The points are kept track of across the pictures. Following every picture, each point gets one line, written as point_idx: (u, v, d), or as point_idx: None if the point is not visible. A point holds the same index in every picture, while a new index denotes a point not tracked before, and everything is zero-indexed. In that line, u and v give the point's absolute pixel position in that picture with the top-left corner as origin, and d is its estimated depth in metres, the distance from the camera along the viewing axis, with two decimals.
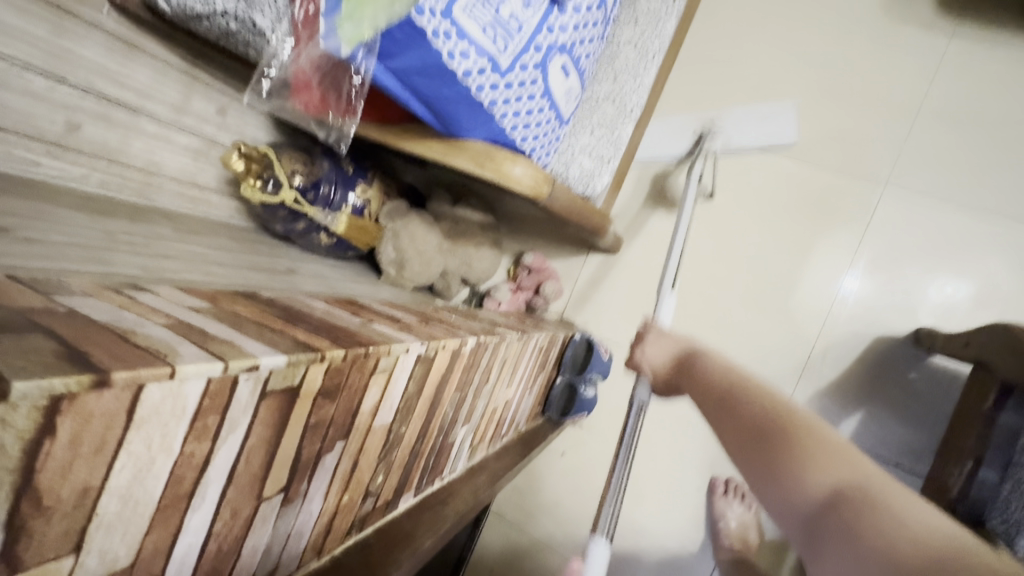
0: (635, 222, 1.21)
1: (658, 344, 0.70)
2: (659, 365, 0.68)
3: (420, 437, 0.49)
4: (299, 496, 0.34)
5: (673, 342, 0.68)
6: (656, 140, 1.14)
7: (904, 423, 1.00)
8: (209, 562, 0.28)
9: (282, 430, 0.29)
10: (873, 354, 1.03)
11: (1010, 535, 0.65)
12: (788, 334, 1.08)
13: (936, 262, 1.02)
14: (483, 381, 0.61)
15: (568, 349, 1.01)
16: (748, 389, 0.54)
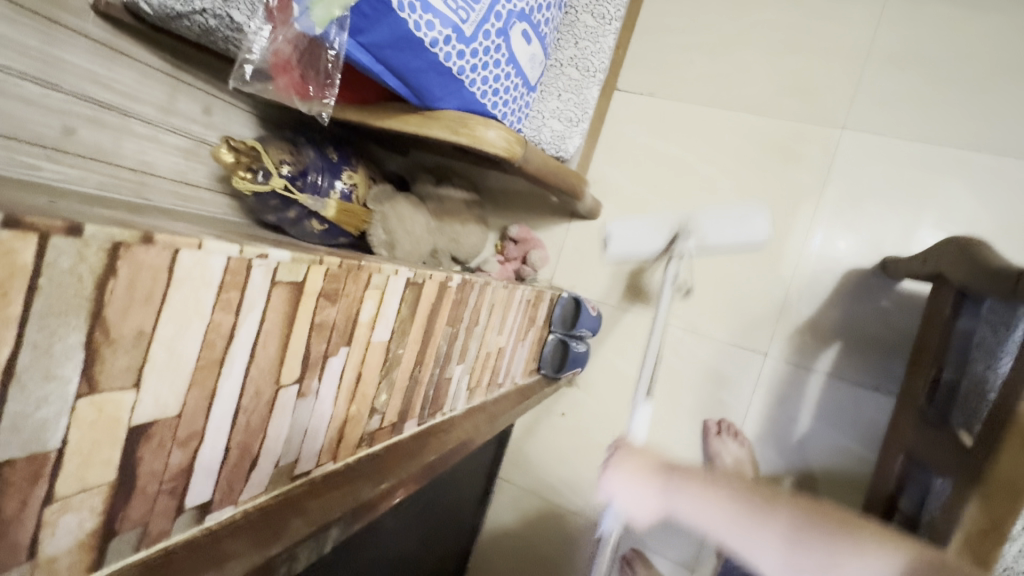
0: (612, 187, 1.27)
1: (623, 476, 0.69)
2: (625, 480, 0.69)
3: (417, 364, 0.54)
4: (312, 394, 0.39)
5: (624, 469, 0.69)
6: (625, 243, 1.24)
7: (881, 350, 1.05)
8: (241, 434, 0.33)
9: (293, 321, 0.34)
10: (845, 288, 1.08)
11: (968, 424, 0.71)
12: (765, 277, 1.14)
13: (896, 195, 1.07)
14: (473, 323, 0.66)
15: (557, 306, 1.08)
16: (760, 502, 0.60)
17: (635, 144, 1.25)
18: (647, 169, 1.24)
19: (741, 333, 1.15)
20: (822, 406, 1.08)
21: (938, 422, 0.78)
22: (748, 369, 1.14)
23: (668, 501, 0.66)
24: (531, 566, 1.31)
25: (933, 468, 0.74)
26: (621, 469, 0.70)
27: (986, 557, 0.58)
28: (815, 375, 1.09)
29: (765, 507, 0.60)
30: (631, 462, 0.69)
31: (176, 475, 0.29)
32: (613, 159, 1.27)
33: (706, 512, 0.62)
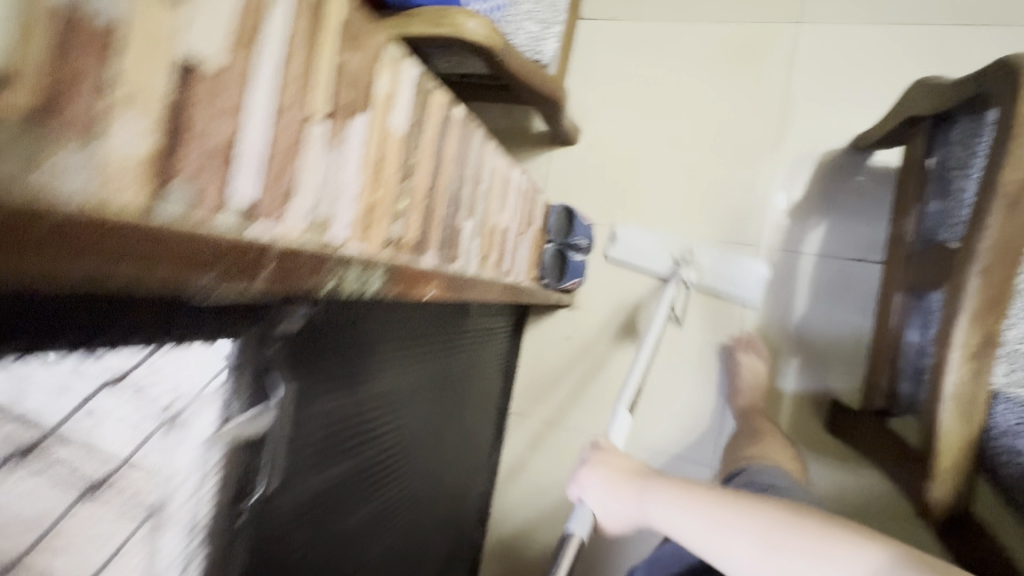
0: (590, 111, 1.28)
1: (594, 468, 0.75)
2: (596, 470, 0.74)
3: (431, 187, 0.55)
4: (340, 145, 0.39)
5: (596, 467, 0.74)
6: (631, 246, 1.23)
7: (863, 221, 1.11)
8: (279, 144, 0.33)
9: (318, 43, 0.35)
10: (822, 170, 1.14)
11: (951, 231, 0.74)
12: (746, 172, 1.18)
13: (855, 76, 1.13)
14: (477, 178, 0.67)
15: (551, 215, 1.09)
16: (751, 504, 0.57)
17: (605, 65, 1.28)
18: (621, 87, 1.27)
19: (729, 229, 1.18)
20: (818, 282, 1.12)
21: (924, 247, 0.82)
22: (742, 261, 1.17)
23: (639, 507, 0.67)
24: (552, 498, 1.29)
25: (930, 288, 0.77)
26: (597, 466, 0.75)
27: (993, 328, 0.61)
28: (805, 255, 1.14)
29: (736, 519, 0.56)
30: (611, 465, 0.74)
31: (220, 146, 0.29)
32: (586, 82, 1.29)
33: (678, 518, 0.61)
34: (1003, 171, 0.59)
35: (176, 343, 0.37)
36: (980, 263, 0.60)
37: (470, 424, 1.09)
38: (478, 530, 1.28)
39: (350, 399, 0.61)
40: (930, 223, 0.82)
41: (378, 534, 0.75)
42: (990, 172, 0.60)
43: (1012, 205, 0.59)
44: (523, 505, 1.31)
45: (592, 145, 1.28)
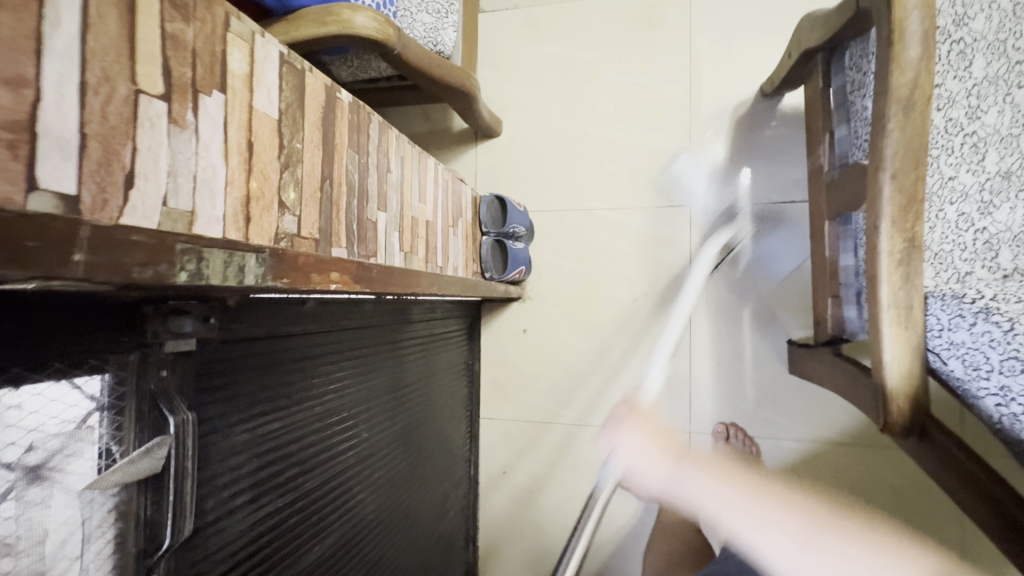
0: (506, 100, 1.27)
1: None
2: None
3: (326, 176, 0.51)
4: (190, 129, 0.35)
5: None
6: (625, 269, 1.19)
7: (785, 165, 1.14)
8: (97, 125, 0.29)
9: (133, 7, 0.31)
10: (738, 122, 1.16)
11: (860, 148, 0.77)
12: (668, 136, 1.20)
13: (752, 28, 1.17)
14: (385, 168, 0.64)
15: (482, 206, 1.06)
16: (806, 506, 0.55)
17: (514, 53, 1.27)
18: (533, 72, 1.26)
19: (662, 193, 1.19)
20: (753, 229, 1.14)
21: (839, 173, 0.84)
22: (678, 223, 1.18)
23: (670, 483, 0.66)
24: (537, 499, 1.24)
25: (852, 209, 0.78)
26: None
27: (914, 231, 0.62)
28: (738, 206, 1.16)
29: (772, 503, 0.56)
30: (644, 429, 0.75)
31: (9, 124, 0.25)
32: (497, 73, 1.28)
33: (712, 494, 0.60)
34: (892, 78, 0.60)
35: (18, 383, 0.32)
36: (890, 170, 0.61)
37: (436, 435, 1.04)
38: (467, 547, 1.22)
39: (279, 422, 0.56)
40: (840, 149, 0.85)
41: (339, 564, 0.69)
42: (882, 82, 0.61)
43: (906, 108, 0.60)
44: (509, 512, 1.26)
45: (515, 134, 1.27)
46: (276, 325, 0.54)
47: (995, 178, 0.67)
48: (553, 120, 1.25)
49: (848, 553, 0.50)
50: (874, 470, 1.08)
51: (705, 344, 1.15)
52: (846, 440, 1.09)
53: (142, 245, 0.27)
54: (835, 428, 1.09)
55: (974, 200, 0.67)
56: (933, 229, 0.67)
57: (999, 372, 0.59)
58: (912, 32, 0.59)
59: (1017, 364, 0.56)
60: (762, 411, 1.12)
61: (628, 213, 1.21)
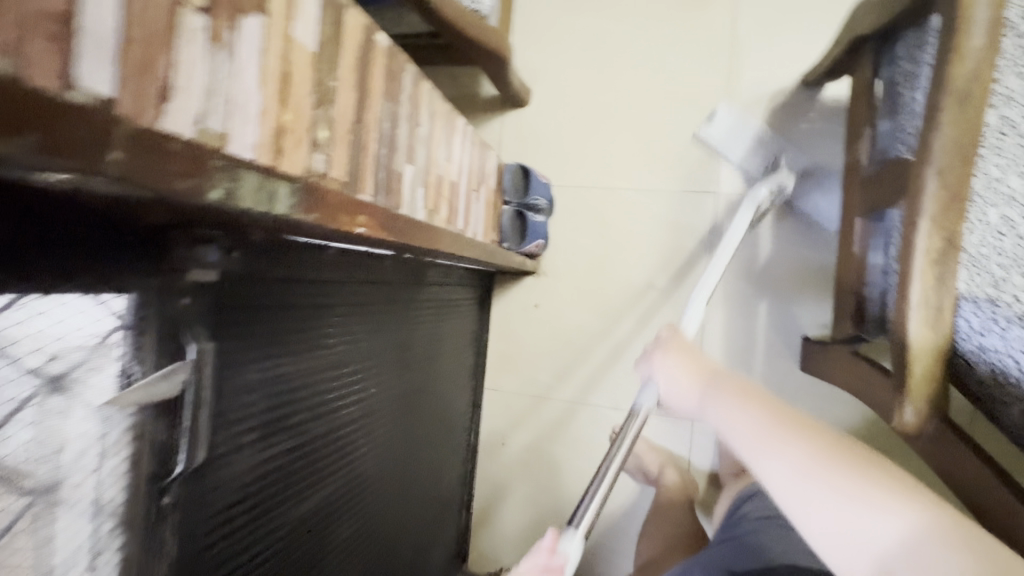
0: (538, 69, 1.24)
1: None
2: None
3: (358, 120, 0.50)
4: (228, 49, 0.34)
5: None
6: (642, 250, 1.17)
7: (819, 159, 1.11)
8: (139, 30, 0.28)
9: None
10: (775, 110, 1.13)
11: (904, 143, 0.74)
12: (701, 119, 1.17)
13: (800, 11, 1.12)
14: (415, 121, 0.63)
15: (505, 175, 1.05)
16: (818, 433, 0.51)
17: (549, 21, 1.24)
18: (568, 42, 1.23)
19: (688, 178, 1.17)
20: (779, 222, 1.12)
21: (878, 168, 0.81)
22: (702, 210, 1.16)
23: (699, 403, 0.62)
24: (535, 472, 1.26)
25: (888, 205, 0.76)
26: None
27: (954, 230, 0.60)
28: (766, 198, 1.13)
29: (800, 431, 0.51)
30: (681, 352, 0.69)
31: (52, 14, 0.24)
32: (531, 40, 1.24)
33: (735, 417, 0.55)
34: (952, 66, 0.57)
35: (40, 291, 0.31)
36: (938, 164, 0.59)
37: (440, 400, 1.05)
38: (462, 512, 1.24)
39: (292, 365, 0.56)
40: (882, 143, 0.82)
41: (340, 511, 0.70)
42: (941, 70, 0.58)
43: (962, 100, 0.58)
44: (507, 482, 1.27)
45: (543, 105, 1.24)
46: (296, 268, 0.53)
47: None
48: (584, 93, 1.22)
49: (844, 496, 0.46)
50: None
51: (718, 334, 1.14)
52: None
53: (179, 153, 0.28)
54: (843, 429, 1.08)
55: (1018, 204, 0.65)
56: (971, 232, 0.64)
57: None
58: (980, 20, 0.56)
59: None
60: None
61: (652, 195, 1.18)
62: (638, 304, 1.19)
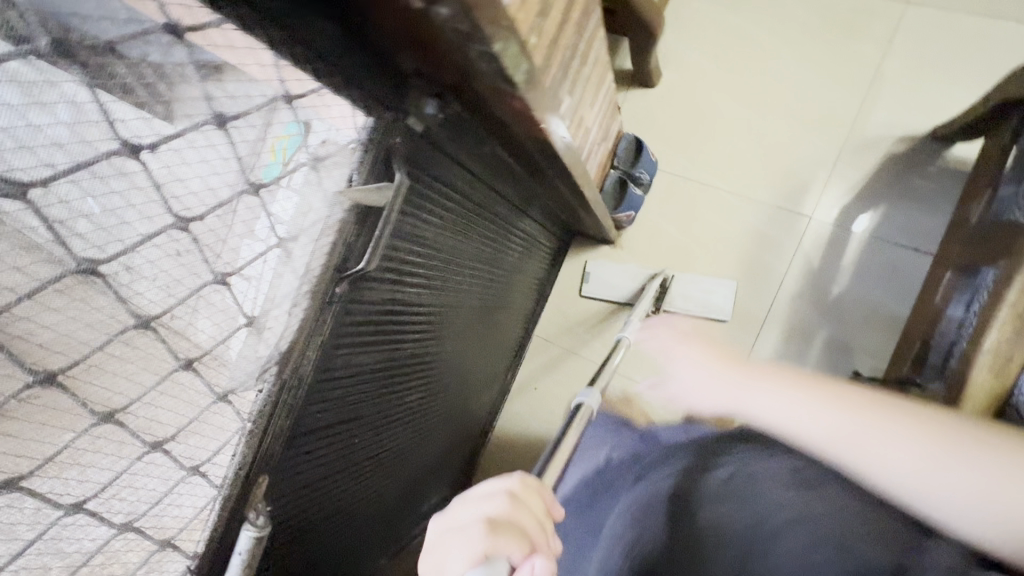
0: (675, 56, 1.28)
1: (477, 488, 0.45)
2: (496, 503, 0.42)
3: (556, 41, 0.58)
4: None
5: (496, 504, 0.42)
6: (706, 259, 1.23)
7: (925, 212, 1.12)
8: None
9: None
10: (896, 154, 1.14)
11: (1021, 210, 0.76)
12: (819, 144, 1.19)
13: (954, 65, 1.12)
14: (584, 60, 0.70)
15: (621, 143, 1.11)
16: (850, 396, 0.56)
17: (700, 13, 1.27)
18: (711, 38, 1.26)
19: (789, 197, 1.20)
20: (864, 262, 1.14)
21: (988, 228, 0.83)
22: (793, 231, 1.19)
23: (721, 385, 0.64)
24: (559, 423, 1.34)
25: (986, 264, 0.79)
26: (506, 501, 0.43)
27: None
28: (860, 236, 1.15)
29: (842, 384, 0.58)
30: (702, 346, 0.70)
31: None
32: (677, 26, 1.28)
33: (772, 396, 0.58)
34: None
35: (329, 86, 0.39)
36: None
37: (500, 325, 1.13)
38: (479, 437, 1.33)
39: (427, 233, 0.65)
40: (998, 207, 0.84)
41: (412, 378, 0.80)
42: None
43: None
44: (528, 424, 1.36)
45: (670, 91, 1.28)
46: (460, 151, 0.61)
47: None
48: (713, 90, 1.26)
49: (887, 428, 0.53)
50: None
51: (769, 348, 1.18)
52: None
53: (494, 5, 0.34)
54: None
55: None
56: None
57: None
58: None
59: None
60: None
61: (747, 203, 1.22)
62: None
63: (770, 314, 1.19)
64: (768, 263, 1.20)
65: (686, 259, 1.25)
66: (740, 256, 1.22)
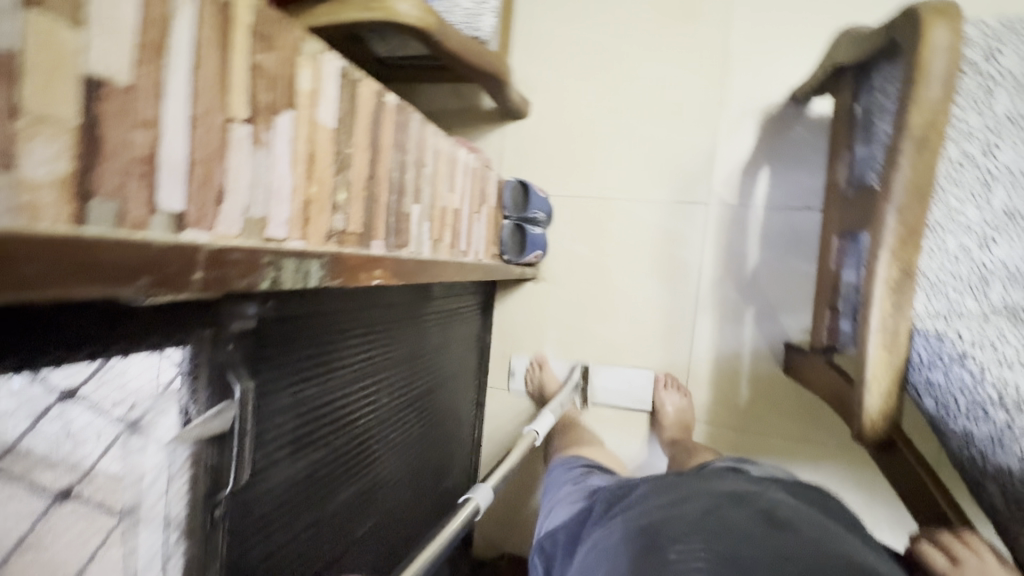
0: (538, 82, 1.29)
1: None
2: None
3: (371, 177, 0.56)
4: (267, 145, 0.40)
5: None
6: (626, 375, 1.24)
7: (807, 171, 1.16)
8: (201, 152, 0.34)
9: (229, 45, 0.36)
10: (765, 122, 1.17)
11: (873, 173, 0.80)
12: (694, 131, 1.21)
13: (791, 27, 1.16)
14: (421, 163, 0.69)
15: (506, 191, 1.10)
16: None
17: (550, 34, 1.27)
18: (567, 56, 1.27)
19: (681, 189, 1.22)
20: (765, 231, 1.18)
21: (853, 192, 0.86)
22: (694, 219, 1.21)
23: None
24: (537, 467, 1.32)
25: (860, 229, 0.82)
26: None
27: (910, 262, 0.66)
28: (756, 208, 1.18)
29: None
30: None
31: (142, 159, 0.30)
32: (532, 53, 1.28)
33: None
34: (911, 115, 0.64)
35: (126, 352, 0.38)
36: (896, 202, 0.66)
37: (447, 401, 1.12)
38: None
39: (313, 389, 0.63)
40: (858, 168, 0.86)
41: (358, 511, 0.77)
42: (901, 116, 0.65)
43: (920, 146, 0.64)
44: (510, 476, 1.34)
45: (543, 117, 1.29)
46: (316, 303, 0.60)
47: (995, 216, 0.71)
48: (583, 106, 1.26)
49: None
50: (871, 474, 1.12)
51: (706, 337, 1.21)
52: (832, 440, 1.14)
53: (240, 261, 0.32)
54: (828, 428, 1.14)
55: (975, 235, 0.71)
56: (932, 257, 0.69)
57: None
58: (937, 73, 0.62)
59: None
60: (755, 406, 1.18)
61: (645, 205, 1.24)
62: (632, 310, 1.25)
63: (695, 344, 1.21)
64: (682, 256, 1.22)
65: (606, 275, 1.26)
66: (654, 258, 1.23)
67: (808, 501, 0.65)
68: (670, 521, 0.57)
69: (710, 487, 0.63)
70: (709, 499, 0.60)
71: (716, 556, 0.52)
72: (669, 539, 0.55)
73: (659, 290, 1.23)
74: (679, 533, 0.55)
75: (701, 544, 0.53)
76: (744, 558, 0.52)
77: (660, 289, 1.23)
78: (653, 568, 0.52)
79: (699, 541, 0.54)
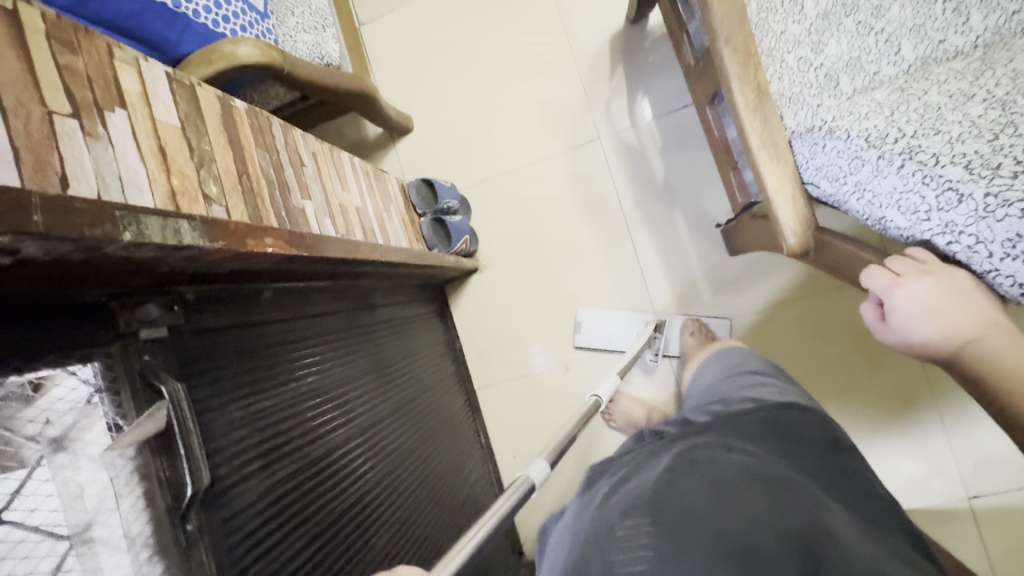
0: (410, 96, 1.36)
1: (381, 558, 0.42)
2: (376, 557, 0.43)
3: (243, 172, 0.58)
4: (103, 139, 0.42)
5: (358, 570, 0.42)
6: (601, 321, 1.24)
7: (669, 76, 1.24)
8: (25, 140, 0.36)
9: (26, 47, 0.38)
10: (617, 50, 1.27)
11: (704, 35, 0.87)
12: (561, 81, 1.29)
13: None
14: (298, 164, 0.71)
15: (411, 191, 1.15)
16: None
17: (404, 52, 1.36)
18: (426, 64, 1.35)
19: (572, 135, 1.28)
20: (659, 141, 1.25)
21: (700, 61, 0.93)
22: (595, 156, 1.27)
23: None
24: (555, 447, 1.27)
25: (716, 87, 0.88)
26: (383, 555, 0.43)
27: (758, 80, 0.71)
28: (643, 125, 1.25)
29: None
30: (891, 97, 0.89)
31: None
32: (394, 74, 1.36)
33: None
34: None
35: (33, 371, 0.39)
36: (723, 35, 0.71)
37: (435, 407, 1.09)
38: None
39: (267, 401, 0.60)
40: (697, 40, 0.94)
41: (368, 527, 0.73)
42: None
43: None
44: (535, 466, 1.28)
45: (427, 123, 1.35)
46: (234, 315, 0.59)
47: (816, 23, 0.73)
48: (458, 99, 1.33)
49: None
50: (847, 313, 1.16)
51: (651, 254, 1.24)
52: (800, 297, 1.17)
53: (85, 210, 0.34)
54: (791, 288, 1.18)
55: (806, 43, 0.73)
56: (780, 78, 0.74)
57: (937, 209, 0.56)
58: None
59: (955, 195, 0.54)
60: (721, 296, 1.20)
61: (548, 161, 1.29)
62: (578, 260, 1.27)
63: (643, 265, 1.24)
64: (600, 191, 1.27)
65: (539, 237, 1.29)
66: (574, 203, 1.28)
67: (798, 473, 0.56)
68: (615, 502, 0.49)
69: (679, 454, 0.54)
70: (684, 468, 0.51)
71: (664, 531, 0.45)
72: (624, 511, 0.48)
73: (591, 231, 1.27)
74: (631, 505, 0.48)
75: (654, 517, 0.46)
76: (687, 534, 0.44)
77: (593, 230, 1.27)
78: (600, 548, 0.45)
79: (648, 513, 0.46)
